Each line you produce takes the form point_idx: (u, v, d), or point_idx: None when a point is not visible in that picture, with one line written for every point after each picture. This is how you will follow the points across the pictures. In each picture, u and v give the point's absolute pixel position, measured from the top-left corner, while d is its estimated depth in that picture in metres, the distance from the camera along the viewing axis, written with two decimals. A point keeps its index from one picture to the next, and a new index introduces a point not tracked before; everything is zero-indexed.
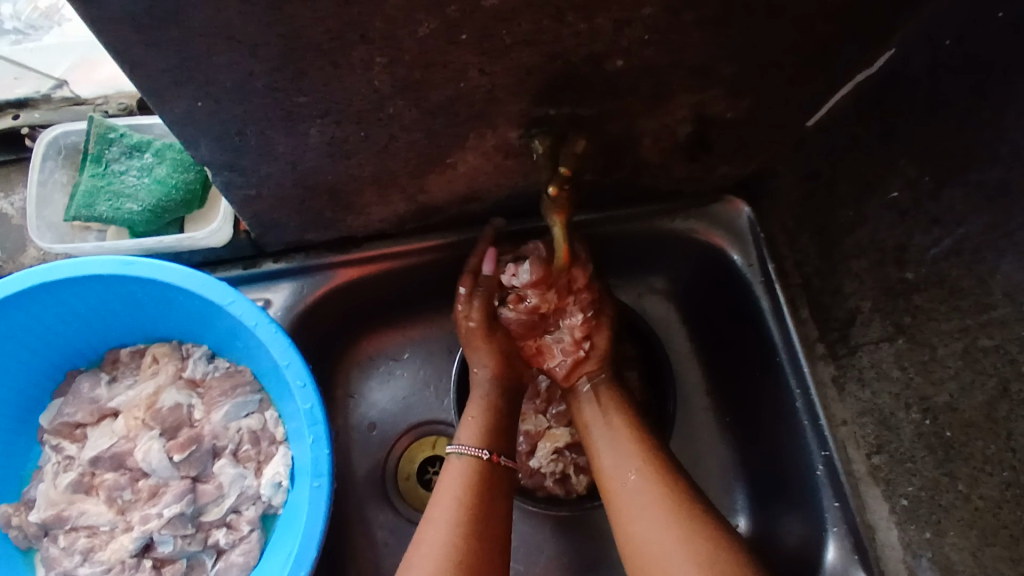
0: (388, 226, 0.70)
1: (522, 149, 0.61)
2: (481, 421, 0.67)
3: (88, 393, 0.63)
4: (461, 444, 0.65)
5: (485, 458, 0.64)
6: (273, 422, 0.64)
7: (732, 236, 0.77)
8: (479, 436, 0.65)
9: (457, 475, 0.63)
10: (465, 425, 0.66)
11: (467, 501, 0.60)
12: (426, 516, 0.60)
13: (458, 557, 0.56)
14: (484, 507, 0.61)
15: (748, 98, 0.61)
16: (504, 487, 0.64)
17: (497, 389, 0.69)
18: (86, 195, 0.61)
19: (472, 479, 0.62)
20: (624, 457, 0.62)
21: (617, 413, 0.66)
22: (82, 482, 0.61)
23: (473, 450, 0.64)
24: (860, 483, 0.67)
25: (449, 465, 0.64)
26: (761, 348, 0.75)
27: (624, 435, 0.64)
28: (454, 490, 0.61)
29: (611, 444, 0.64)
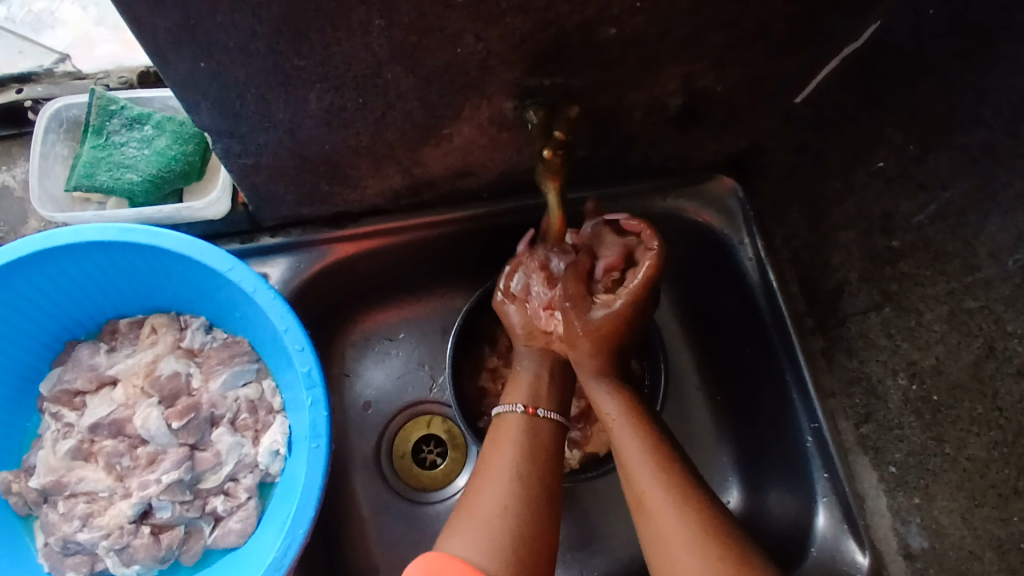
0: (383, 202, 0.71)
1: (516, 121, 0.62)
2: (529, 383, 0.66)
3: (87, 361, 0.64)
4: (506, 405, 0.65)
5: (519, 411, 0.64)
6: (271, 392, 0.65)
7: (721, 213, 0.78)
8: (523, 393, 0.66)
9: (509, 433, 0.63)
10: (511, 385, 0.67)
11: (519, 457, 0.61)
12: (478, 469, 0.62)
13: (508, 504, 0.58)
14: (534, 458, 0.61)
15: (738, 70, 0.62)
16: (544, 439, 0.63)
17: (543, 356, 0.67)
18: (86, 165, 0.62)
19: (524, 439, 0.63)
20: (632, 466, 0.61)
21: (623, 416, 0.63)
22: (82, 449, 0.61)
23: (512, 408, 0.65)
24: (849, 453, 0.69)
25: (498, 422, 0.65)
26: (751, 324, 0.77)
27: (631, 439, 0.62)
28: (506, 443, 0.62)
29: (620, 450, 0.62)
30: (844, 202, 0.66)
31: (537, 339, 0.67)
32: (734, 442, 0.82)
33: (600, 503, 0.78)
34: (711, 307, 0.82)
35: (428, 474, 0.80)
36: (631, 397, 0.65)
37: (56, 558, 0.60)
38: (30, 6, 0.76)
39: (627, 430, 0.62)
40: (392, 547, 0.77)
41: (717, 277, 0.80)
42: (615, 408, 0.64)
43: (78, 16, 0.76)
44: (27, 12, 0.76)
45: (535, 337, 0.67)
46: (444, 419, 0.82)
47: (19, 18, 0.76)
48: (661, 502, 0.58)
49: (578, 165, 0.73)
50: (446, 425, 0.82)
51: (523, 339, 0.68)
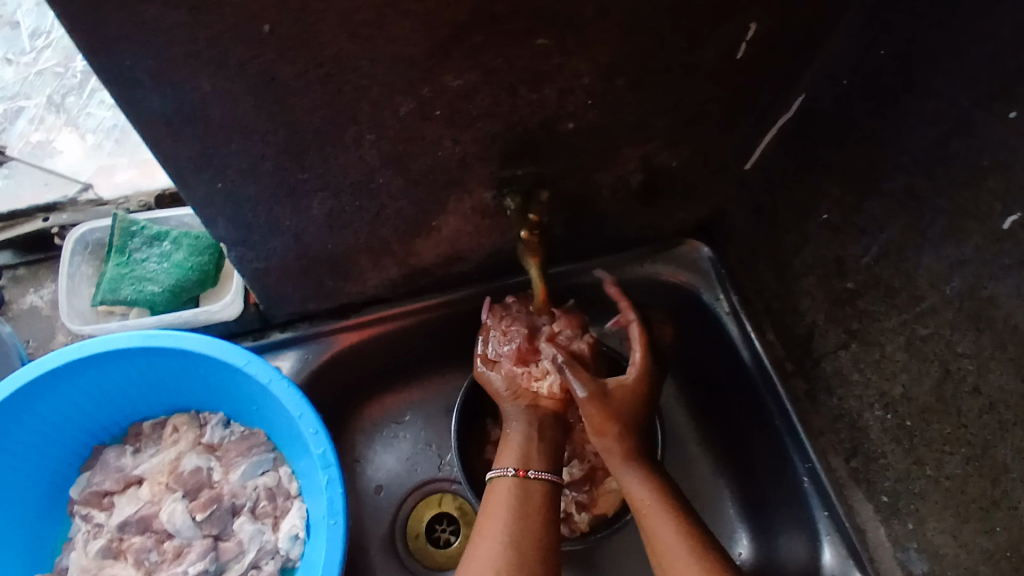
0: (383, 291, 0.77)
1: (496, 208, 0.69)
2: (517, 445, 0.69)
3: (114, 462, 0.68)
4: (501, 468, 0.68)
5: (512, 475, 0.67)
6: (287, 478, 0.68)
7: (696, 273, 0.85)
8: (511, 457, 0.69)
9: (501, 498, 0.66)
10: (504, 448, 0.70)
11: (509, 521, 0.64)
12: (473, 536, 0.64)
13: (501, 567, 0.60)
14: (525, 522, 0.64)
15: (688, 146, 0.70)
16: (536, 501, 0.66)
17: (528, 416, 0.71)
18: (111, 281, 0.69)
19: (515, 502, 0.65)
20: (670, 552, 0.63)
21: (654, 500, 0.67)
22: (111, 547, 0.64)
23: (505, 471, 0.68)
24: (844, 487, 0.72)
25: (490, 487, 0.68)
26: (736, 374, 0.82)
27: (665, 524, 0.65)
28: (497, 509, 0.65)
29: (655, 534, 0.65)
30: (802, 252, 0.72)
31: (524, 398, 0.71)
32: (737, 492, 0.85)
33: (612, 564, 0.80)
34: (700, 362, 0.87)
35: (443, 552, 0.82)
36: (659, 480, 0.69)
37: None
38: (29, 137, 0.84)
39: (661, 512, 0.66)
40: None
41: (700, 332, 0.86)
42: (645, 491, 0.67)
43: (76, 151, 0.83)
44: (26, 142, 0.83)
45: (520, 396, 0.71)
46: (454, 495, 0.85)
47: (18, 148, 0.83)
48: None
49: (557, 242, 0.79)
50: (457, 502, 0.85)
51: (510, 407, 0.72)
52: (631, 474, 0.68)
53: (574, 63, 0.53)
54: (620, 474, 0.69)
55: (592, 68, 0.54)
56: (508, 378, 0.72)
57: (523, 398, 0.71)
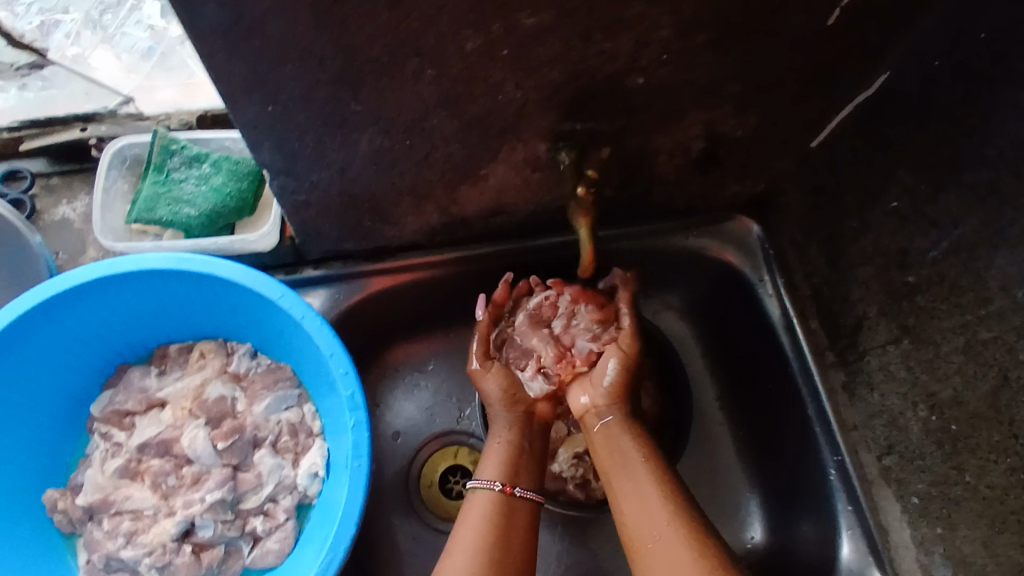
0: (420, 238, 0.75)
1: (549, 162, 0.65)
2: (500, 454, 0.70)
3: (137, 383, 0.66)
4: (480, 479, 0.68)
5: (499, 489, 0.66)
6: (311, 416, 0.68)
7: (742, 252, 0.82)
8: (499, 470, 0.68)
9: (482, 510, 0.65)
10: (487, 458, 0.69)
11: (489, 534, 0.62)
12: (445, 548, 0.63)
13: None
14: (504, 539, 0.63)
15: (758, 116, 0.66)
16: (520, 522, 0.65)
17: (514, 421, 0.73)
18: (147, 201, 0.66)
19: (495, 515, 0.64)
20: (653, 507, 0.61)
21: (651, 462, 0.66)
22: (129, 467, 0.64)
23: (489, 483, 0.67)
24: (872, 484, 0.71)
25: (471, 499, 0.67)
26: (774, 360, 0.79)
27: (656, 483, 0.63)
28: (470, 522, 0.64)
29: (643, 489, 0.63)
30: (861, 238, 0.69)
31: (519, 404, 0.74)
32: (753, 474, 0.84)
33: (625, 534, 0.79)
34: (736, 344, 0.85)
35: (454, 504, 0.83)
36: (659, 465, 0.66)
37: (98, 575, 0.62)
38: (65, 51, 0.78)
39: (653, 495, 0.62)
40: None
41: (738, 313, 0.83)
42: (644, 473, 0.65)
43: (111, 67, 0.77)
44: (62, 56, 0.78)
45: (516, 404, 0.74)
46: (471, 450, 0.85)
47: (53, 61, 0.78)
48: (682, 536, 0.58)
49: (605, 206, 0.76)
50: (473, 456, 0.85)
51: (503, 411, 0.73)
52: (629, 436, 0.69)
53: (655, 13, 0.50)
54: (615, 437, 0.69)
55: (674, 20, 0.51)
56: (509, 377, 0.74)
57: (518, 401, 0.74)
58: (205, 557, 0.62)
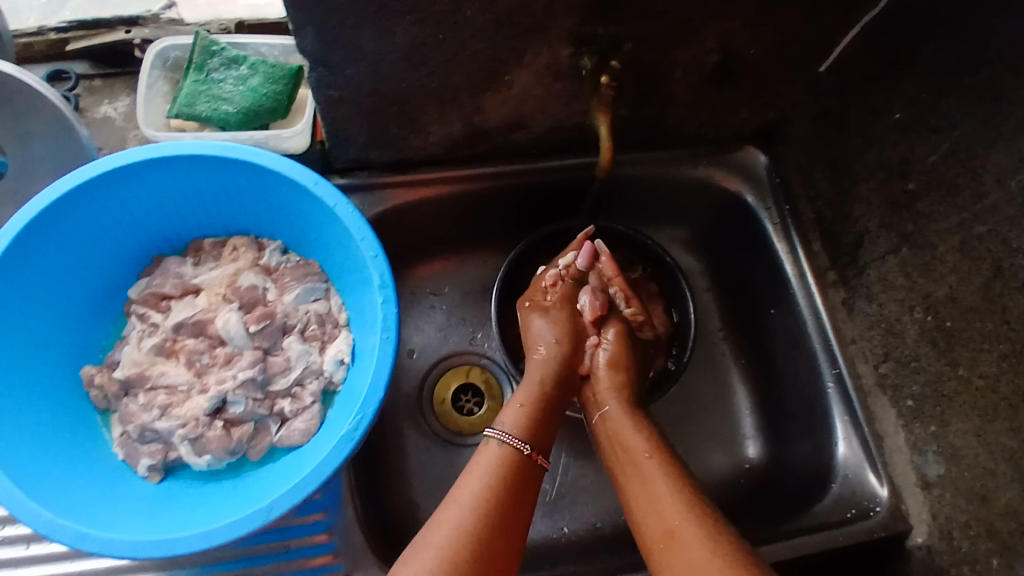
0: (441, 150, 0.78)
1: (570, 70, 0.69)
2: (528, 406, 0.72)
3: (174, 269, 0.70)
4: (503, 432, 0.69)
5: (525, 454, 0.67)
6: (338, 308, 0.71)
7: (745, 177, 0.85)
8: (523, 429, 0.69)
9: (493, 462, 0.66)
10: (510, 410, 0.71)
11: (494, 487, 0.64)
12: (449, 496, 0.64)
13: (471, 533, 0.60)
14: (510, 492, 0.64)
15: (770, 35, 0.69)
16: (530, 480, 0.67)
17: (552, 373, 0.76)
18: (188, 97, 0.70)
19: (504, 470, 0.66)
20: (662, 503, 0.62)
21: (659, 457, 0.67)
22: (165, 346, 0.67)
23: (515, 443, 0.68)
24: (868, 394, 0.76)
25: (486, 449, 0.68)
26: (771, 281, 0.83)
27: (664, 476, 0.65)
28: (481, 475, 0.65)
29: (651, 486, 0.64)
30: (865, 155, 0.73)
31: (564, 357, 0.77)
32: (753, 395, 0.87)
33: None
34: (740, 271, 0.88)
35: (465, 420, 0.86)
36: (668, 456, 0.68)
37: (132, 446, 0.65)
38: None
39: (664, 485, 0.64)
40: (435, 482, 0.83)
41: (743, 243, 0.87)
42: (654, 467, 0.66)
43: None
44: None
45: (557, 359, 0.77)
46: (482, 369, 0.88)
47: None
48: (689, 534, 0.59)
49: (619, 126, 0.80)
50: (484, 375, 0.88)
51: (551, 363, 0.76)
52: (635, 427, 0.71)
53: None
54: (621, 428, 0.71)
55: None
56: (561, 335, 0.79)
57: (566, 361, 0.77)
58: (237, 433, 0.65)
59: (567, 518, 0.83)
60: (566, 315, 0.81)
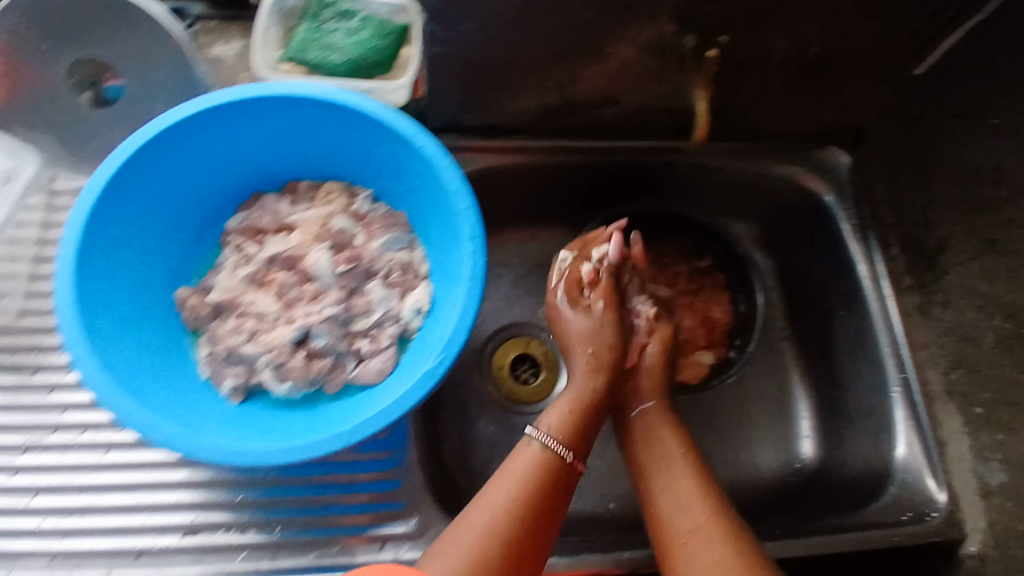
0: (531, 119, 0.80)
1: (670, 48, 0.70)
2: (574, 416, 0.69)
3: (272, 206, 0.73)
4: (549, 439, 0.66)
5: (568, 462, 0.66)
6: (419, 260, 0.73)
7: (830, 180, 0.85)
8: (568, 437, 0.67)
9: (531, 462, 0.65)
10: (554, 418, 0.68)
11: (531, 489, 0.63)
12: (483, 491, 0.63)
13: (503, 532, 0.59)
14: (546, 496, 0.63)
15: (873, 31, 0.69)
16: (566, 486, 0.66)
17: (601, 378, 0.72)
18: (301, 43, 0.73)
19: (543, 472, 0.64)
20: (689, 503, 0.64)
21: (691, 457, 0.68)
22: (256, 276, 0.70)
23: (560, 450, 0.66)
24: (934, 401, 0.76)
25: (524, 449, 0.66)
26: (843, 288, 0.83)
27: (695, 477, 0.66)
28: (520, 475, 0.64)
29: (681, 483, 0.66)
30: (955, 157, 0.73)
31: (614, 361, 0.73)
32: (812, 392, 0.87)
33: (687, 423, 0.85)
34: (809, 273, 0.88)
35: (521, 389, 0.88)
36: (698, 457, 0.69)
37: (218, 365, 0.68)
38: None
39: (693, 487, 0.65)
40: (488, 445, 0.84)
41: (817, 244, 0.86)
42: (688, 467, 0.67)
43: None
44: None
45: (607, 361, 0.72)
46: (542, 342, 0.90)
47: None
48: (713, 542, 0.61)
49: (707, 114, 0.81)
50: (543, 348, 0.90)
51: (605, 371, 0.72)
52: (668, 423, 0.72)
53: None
54: (657, 425, 0.72)
55: None
56: (607, 338, 0.73)
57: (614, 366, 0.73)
58: (318, 364, 0.68)
59: (614, 493, 0.83)
60: (613, 315, 0.75)
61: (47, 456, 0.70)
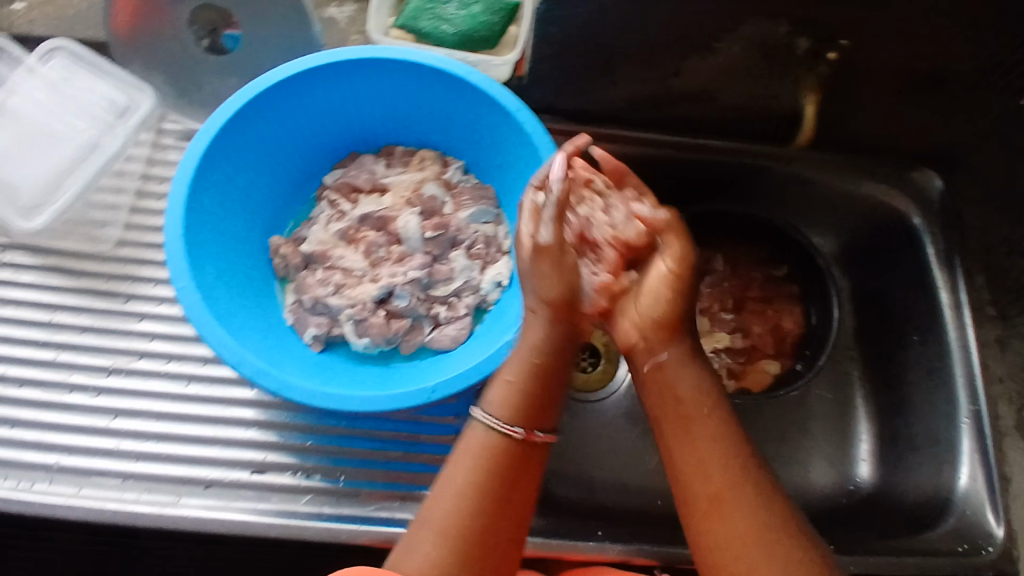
0: (624, 109, 0.81)
1: (779, 48, 0.71)
2: (519, 381, 0.59)
3: (370, 166, 0.76)
4: (491, 416, 0.58)
5: (518, 436, 0.57)
6: (503, 234, 0.74)
7: (919, 204, 0.83)
8: (515, 409, 0.58)
9: (482, 447, 0.57)
10: (499, 389, 0.59)
11: (483, 483, 0.55)
12: (436, 485, 0.57)
13: (457, 538, 0.53)
14: (503, 487, 0.56)
15: (988, 53, 0.69)
16: (529, 470, 0.57)
17: (551, 332, 0.61)
18: (414, 11, 0.75)
19: (495, 459, 0.56)
20: (712, 468, 0.56)
21: (711, 407, 0.58)
22: (347, 232, 0.73)
23: (506, 427, 0.57)
24: (1007, 436, 0.81)
25: (473, 430, 0.58)
26: (925, 316, 0.81)
27: (716, 437, 0.57)
28: (469, 466, 0.56)
29: (699, 447, 0.57)
30: None
31: (561, 310, 0.61)
32: (873, 417, 0.86)
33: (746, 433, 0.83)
34: (885, 295, 0.86)
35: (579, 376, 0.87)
36: (717, 403, 0.59)
37: (302, 314, 0.70)
38: None
39: (714, 448, 0.56)
40: None
41: (899, 266, 0.84)
42: (707, 426, 0.57)
43: None
44: None
45: (558, 309, 0.61)
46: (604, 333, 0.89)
47: None
48: (741, 514, 0.54)
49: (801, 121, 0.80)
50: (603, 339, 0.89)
51: (547, 328, 0.61)
52: (688, 372, 0.59)
53: None
54: (675, 380, 0.59)
55: None
56: (551, 276, 0.61)
57: (563, 311, 0.61)
58: (399, 325, 0.69)
59: (662, 490, 0.82)
60: (557, 251, 0.61)
61: (130, 380, 0.73)
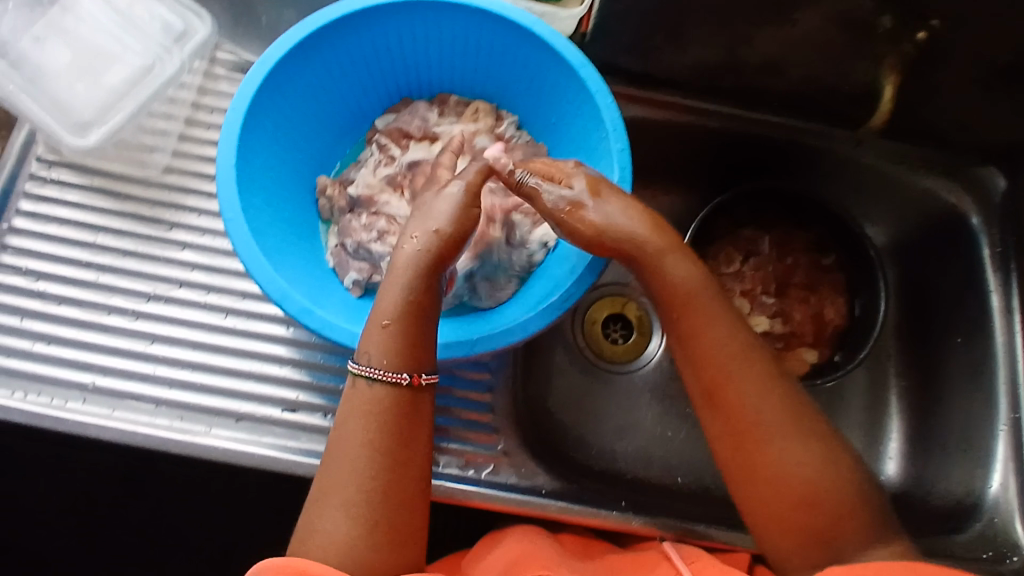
0: (688, 76, 0.78)
1: (863, 23, 0.68)
2: (398, 326, 0.58)
3: (422, 112, 0.75)
4: (370, 367, 0.57)
5: (405, 383, 0.57)
6: None
7: (981, 202, 0.80)
8: (392, 355, 0.57)
9: (364, 412, 0.57)
10: (375, 338, 0.58)
11: (370, 449, 0.56)
12: (329, 455, 0.58)
13: (365, 510, 0.55)
14: (394, 448, 0.56)
15: None
16: (414, 417, 0.58)
17: (428, 274, 0.59)
18: None
19: (375, 422, 0.57)
20: (713, 355, 0.59)
21: (703, 297, 0.60)
22: (394, 178, 0.72)
23: (391, 376, 0.57)
24: None
25: (354, 390, 0.58)
26: (973, 316, 0.79)
27: (711, 326, 0.60)
28: (354, 436, 0.56)
29: (697, 338, 0.60)
30: None
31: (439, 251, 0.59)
32: (907, 415, 0.84)
33: None
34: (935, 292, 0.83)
35: (609, 346, 0.87)
36: (708, 296, 0.60)
37: (344, 258, 0.70)
38: None
39: (711, 335, 0.60)
40: (569, 393, 0.84)
41: (953, 264, 0.81)
42: (703, 317, 0.60)
43: None
44: None
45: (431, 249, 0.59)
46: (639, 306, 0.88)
47: None
48: (749, 400, 0.58)
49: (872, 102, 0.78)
50: (638, 312, 0.88)
51: (413, 261, 0.59)
52: (679, 265, 0.60)
53: None
54: (667, 274, 0.60)
55: None
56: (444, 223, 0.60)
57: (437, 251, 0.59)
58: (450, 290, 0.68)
59: (683, 467, 0.82)
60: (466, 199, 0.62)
61: (169, 308, 0.73)
